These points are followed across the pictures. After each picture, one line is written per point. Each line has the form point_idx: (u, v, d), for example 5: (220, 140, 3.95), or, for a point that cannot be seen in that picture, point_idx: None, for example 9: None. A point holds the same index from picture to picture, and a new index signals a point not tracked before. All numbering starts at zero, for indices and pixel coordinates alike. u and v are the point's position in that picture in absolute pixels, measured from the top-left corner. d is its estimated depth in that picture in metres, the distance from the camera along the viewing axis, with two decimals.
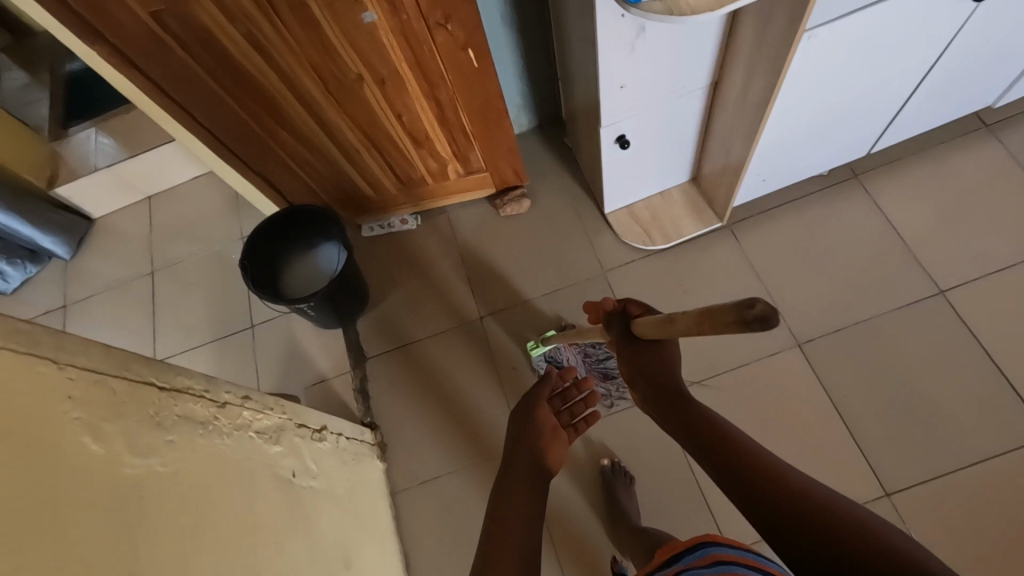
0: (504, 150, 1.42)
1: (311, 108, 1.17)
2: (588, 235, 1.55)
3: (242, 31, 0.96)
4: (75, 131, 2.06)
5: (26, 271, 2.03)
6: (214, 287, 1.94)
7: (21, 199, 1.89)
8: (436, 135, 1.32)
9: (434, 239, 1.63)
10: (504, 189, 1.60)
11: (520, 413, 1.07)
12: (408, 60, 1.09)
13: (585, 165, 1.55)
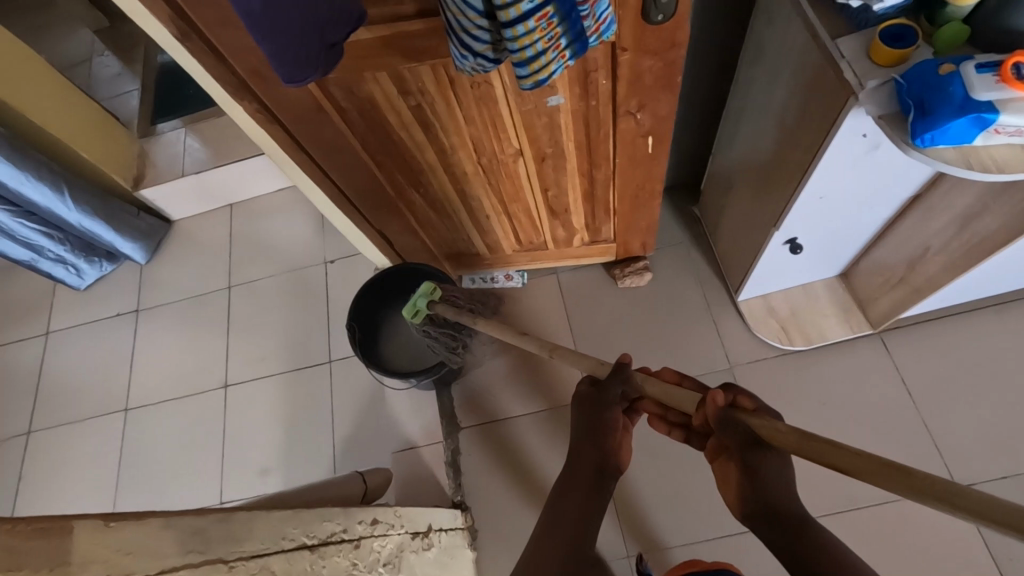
0: (641, 226, 1.29)
1: (455, 176, 1.05)
2: (714, 321, 1.41)
3: (412, 103, 0.85)
4: (165, 129, 1.97)
5: (101, 269, 1.97)
6: (290, 311, 1.84)
7: (107, 200, 1.82)
8: (576, 209, 1.19)
9: (541, 302, 1.51)
10: (625, 259, 1.47)
11: (595, 421, 0.85)
12: (578, 140, 0.95)
13: (722, 244, 1.40)
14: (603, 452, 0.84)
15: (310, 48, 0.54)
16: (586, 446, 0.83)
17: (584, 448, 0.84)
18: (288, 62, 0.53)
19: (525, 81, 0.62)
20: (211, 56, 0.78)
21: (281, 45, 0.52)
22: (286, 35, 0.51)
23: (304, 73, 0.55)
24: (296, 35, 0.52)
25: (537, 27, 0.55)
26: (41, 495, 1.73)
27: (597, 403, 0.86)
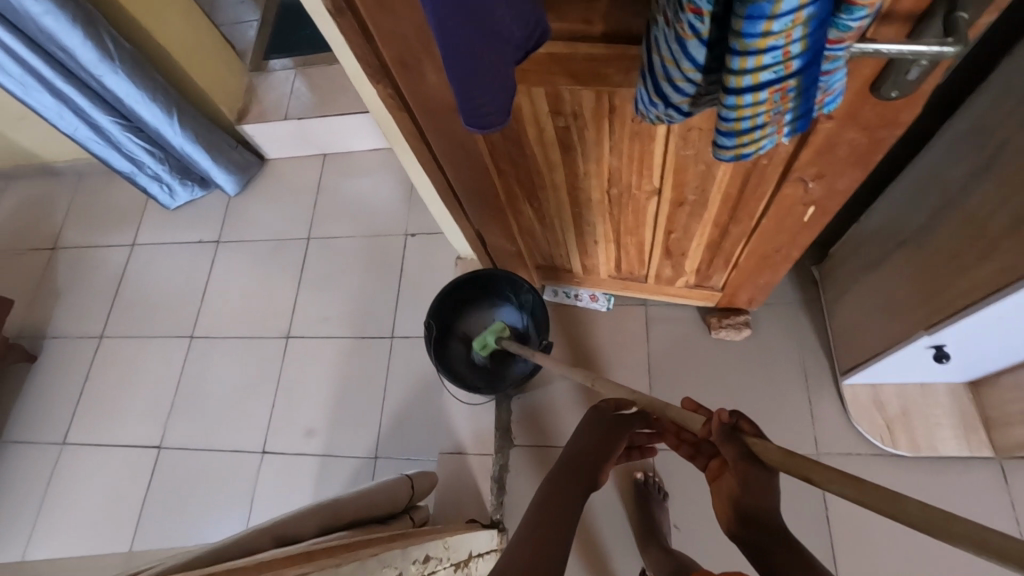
0: (758, 283, 1.16)
1: (577, 200, 0.96)
2: (810, 398, 1.28)
3: (560, 124, 0.76)
4: (276, 68, 1.94)
5: (192, 193, 1.99)
6: (363, 277, 1.81)
7: (210, 129, 1.81)
8: (694, 254, 1.08)
9: (623, 332, 1.41)
10: (725, 308, 1.35)
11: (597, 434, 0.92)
12: (728, 193, 0.84)
13: (840, 318, 1.25)
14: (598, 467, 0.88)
15: (502, 99, 0.53)
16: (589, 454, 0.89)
17: (586, 451, 0.90)
18: (476, 114, 0.53)
19: (722, 151, 0.52)
20: (359, 35, 0.71)
21: (472, 100, 0.51)
22: (479, 94, 0.51)
23: (497, 120, 0.55)
24: (484, 94, 0.51)
25: (767, 101, 0.45)
26: (104, 399, 1.82)
27: (606, 422, 0.94)
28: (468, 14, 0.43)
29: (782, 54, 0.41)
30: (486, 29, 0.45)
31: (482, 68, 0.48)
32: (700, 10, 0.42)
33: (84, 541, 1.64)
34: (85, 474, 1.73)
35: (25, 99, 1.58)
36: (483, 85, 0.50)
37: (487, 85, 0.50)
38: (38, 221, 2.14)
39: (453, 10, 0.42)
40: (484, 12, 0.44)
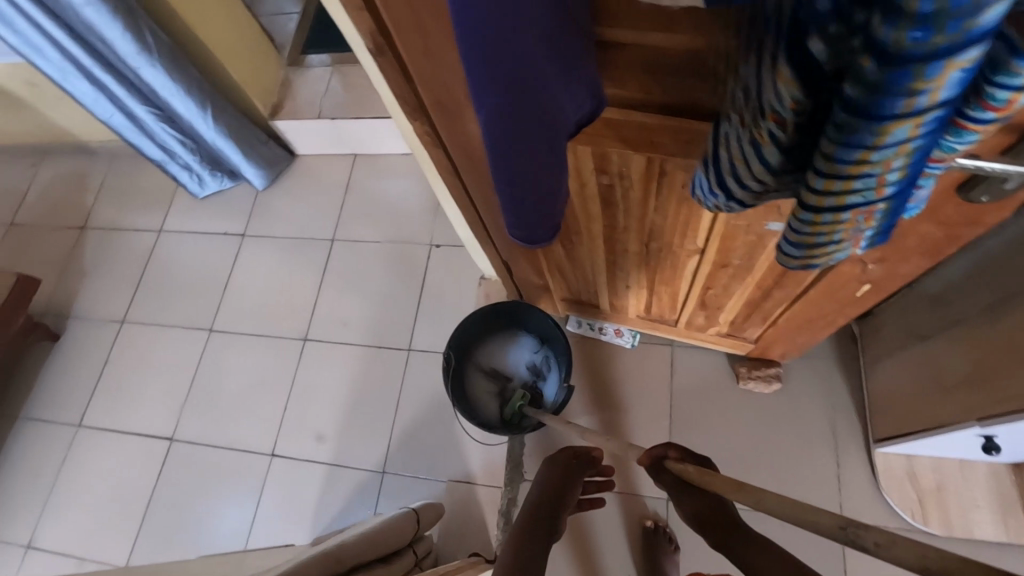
0: (795, 341, 1.10)
1: (613, 248, 0.92)
2: (838, 461, 1.22)
3: (604, 182, 0.71)
4: (313, 64, 1.91)
5: (221, 184, 1.98)
6: (384, 285, 1.78)
7: (242, 123, 1.80)
8: (730, 309, 1.03)
9: (646, 372, 1.36)
10: (756, 358, 1.28)
11: (556, 482, 0.98)
12: (776, 262, 0.79)
13: (879, 382, 1.19)
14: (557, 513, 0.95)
15: (555, 213, 0.48)
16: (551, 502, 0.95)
17: (545, 499, 0.96)
18: (524, 228, 0.49)
19: (788, 255, 0.47)
20: (399, 76, 0.66)
21: (522, 216, 0.47)
22: (530, 211, 0.46)
23: (547, 233, 0.50)
24: (537, 208, 0.46)
25: (849, 221, 0.40)
26: (121, 385, 1.83)
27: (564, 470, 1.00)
28: (526, 140, 0.38)
29: (876, 182, 0.36)
30: (545, 153, 0.40)
31: (536, 186, 0.43)
32: (785, 121, 0.36)
33: (91, 525, 1.66)
34: (98, 458, 1.74)
35: (63, 84, 1.58)
36: (535, 202, 0.45)
37: (540, 201, 0.45)
38: (70, 199, 2.16)
39: (509, 136, 0.38)
40: (545, 137, 0.39)
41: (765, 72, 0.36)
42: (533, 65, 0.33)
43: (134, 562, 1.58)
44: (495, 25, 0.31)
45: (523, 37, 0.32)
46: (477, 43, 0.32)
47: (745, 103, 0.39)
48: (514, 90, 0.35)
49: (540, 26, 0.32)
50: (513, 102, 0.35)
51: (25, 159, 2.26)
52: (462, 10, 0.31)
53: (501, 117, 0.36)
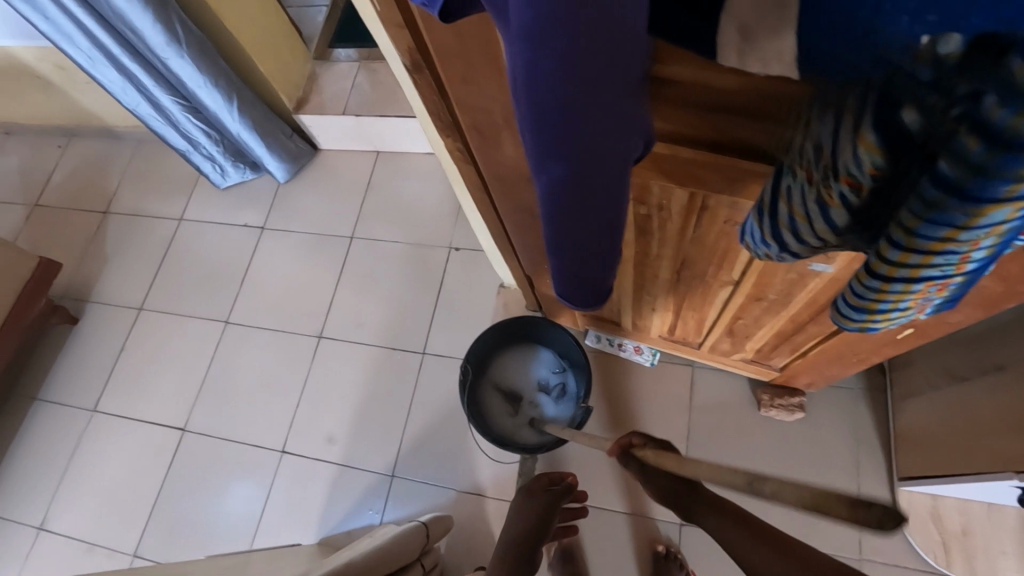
0: (824, 374, 1.07)
1: (641, 273, 0.89)
2: (860, 498, 1.18)
3: (641, 212, 0.69)
4: (340, 59, 1.89)
5: (243, 176, 1.97)
6: (401, 287, 1.76)
7: (267, 116, 1.79)
8: (758, 339, 1.00)
9: (665, 392, 1.33)
10: (779, 386, 1.25)
11: (531, 516, 1.01)
12: (815, 299, 0.76)
13: (908, 419, 1.15)
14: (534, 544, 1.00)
15: (609, 280, 0.44)
16: (528, 538, 1.00)
17: (522, 537, 1.00)
18: (575, 293, 0.45)
19: (845, 315, 0.44)
20: (435, 94, 0.64)
21: (574, 284, 0.43)
22: (584, 279, 0.42)
23: (598, 299, 0.46)
24: (593, 277, 0.42)
25: (920, 292, 0.37)
26: (137, 372, 1.84)
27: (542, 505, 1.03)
28: (587, 213, 0.35)
29: (959, 258, 0.33)
30: (605, 222, 0.36)
31: (593, 257, 0.40)
32: (859, 185, 0.34)
33: (102, 511, 1.67)
34: (111, 444, 1.75)
35: (91, 72, 1.58)
36: (592, 270, 0.41)
37: (596, 271, 0.42)
38: (94, 182, 2.17)
39: (569, 208, 0.34)
40: (608, 206, 0.35)
41: (844, 133, 0.33)
42: (604, 140, 0.30)
43: (143, 550, 1.60)
44: (569, 106, 0.27)
45: (597, 115, 0.28)
46: (540, 115, 0.28)
47: (813, 160, 0.36)
48: (582, 165, 0.31)
49: (617, 103, 0.28)
50: (578, 178, 0.32)
51: (52, 141, 2.28)
52: (532, 90, 0.27)
53: (564, 190, 0.33)
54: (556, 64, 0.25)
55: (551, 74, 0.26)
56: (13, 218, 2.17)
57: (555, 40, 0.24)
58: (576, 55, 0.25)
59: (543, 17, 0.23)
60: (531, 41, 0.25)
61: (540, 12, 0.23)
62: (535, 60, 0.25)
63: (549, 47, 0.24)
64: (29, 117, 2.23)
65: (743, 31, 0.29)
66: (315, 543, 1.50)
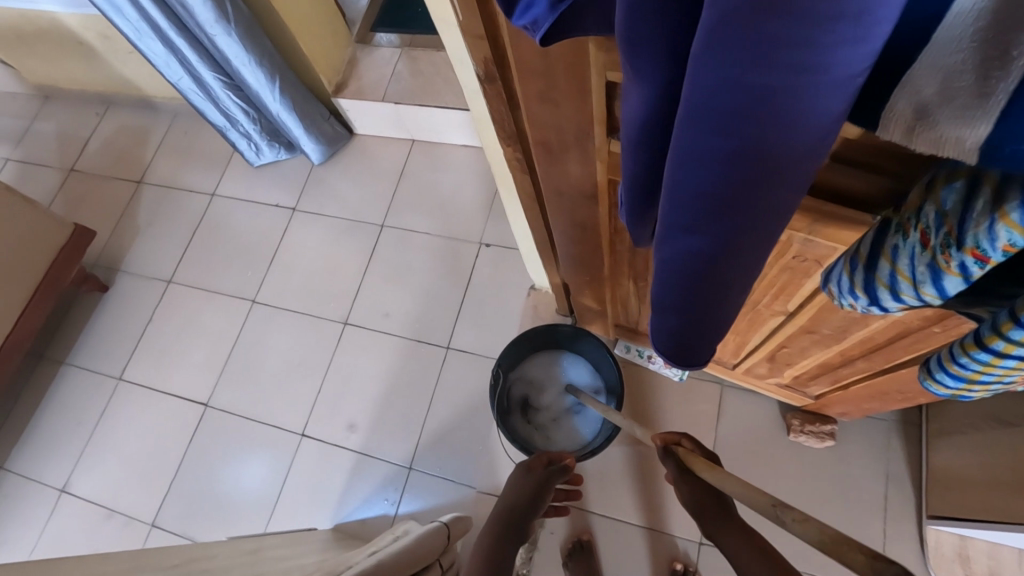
0: (862, 407, 1.04)
1: None
2: (885, 533, 1.16)
3: None
4: (382, 44, 1.86)
5: (277, 155, 1.97)
6: (430, 279, 1.76)
7: (306, 98, 1.78)
8: (800, 367, 0.98)
9: (692, 409, 1.32)
10: (812, 413, 1.23)
11: (529, 489, 0.96)
12: (871, 338, 0.74)
13: (944, 459, 1.12)
14: (529, 516, 0.94)
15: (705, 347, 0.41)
16: (522, 507, 0.94)
17: (517, 507, 0.94)
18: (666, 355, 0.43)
19: (937, 380, 0.42)
20: (504, 104, 0.63)
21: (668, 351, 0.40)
22: (681, 351, 0.39)
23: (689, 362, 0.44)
24: (691, 351, 0.39)
25: None
26: (163, 344, 1.86)
27: (540, 481, 0.97)
28: (708, 292, 0.32)
29: None
30: (725, 304, 0.34)
31: (698, 332, 0.37)
32: (987, 258, 0.32)
33: (123, 479, 1.70)
34: (135, 413, 1.78)
35: (138, 44, 1.57)
36: (691, 344, 0.38)
37: (696, 346, 0.38)
38: (129, 151, 2.18)
39: (691, 285, 0.32)
40: (735, 291, 0.32)
41: (979, 206, 0.31)
42: (752, 232, 0.27)
43: (161, 520, 1.62)
44: (722, 191, 0.25)
45: (753, 207, 0.26)
46: (686, 197, 0.26)
47: (933, 226, 0.35)
48: (717, 248, 0.28)
49: (780, 203, 0.25)
50: (709, 259, 0.29)
51: (90, 107, 2.29)
52: (683, 166, 0.25)
53: (688, 267, 0.31)
54: (722, 153, 0.23)
55: (709, 160, 0.24)
56: (48, 182, 2.19)
57: (726, 128, 0.22)
58: (749, 148, 0.22)
59: (720, 105, 0.21)
60: (697, 124, 0.23)
61: (719, 99, 0.21)
62: (695, 142, 0.23)
63: (717, 133, 0.22)
64: (69, 82, 2.24)
65: (917, 109, 0.25)
66: (330, 527, 1.51)
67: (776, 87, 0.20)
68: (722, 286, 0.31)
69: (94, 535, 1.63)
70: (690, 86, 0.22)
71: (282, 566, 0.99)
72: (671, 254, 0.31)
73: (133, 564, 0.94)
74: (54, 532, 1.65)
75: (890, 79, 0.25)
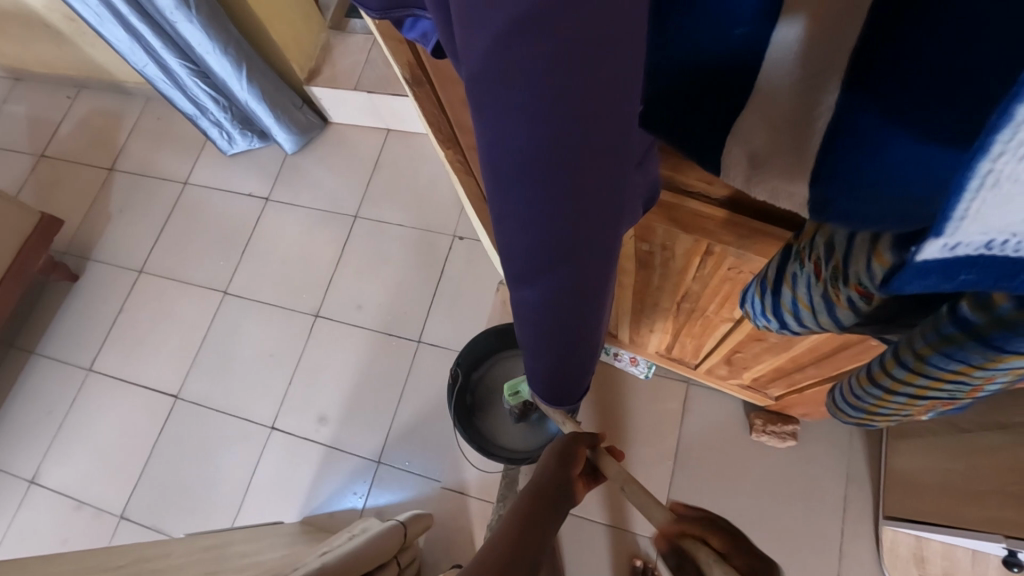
0: (820, 409, 1.04)
1: (644, 301, 0.87)
2: (843, 533, 1.17)
3: (644, 248, 0.66)
4: (356, 31, 1.80)
5: (250, 143, 1.94)
6: (403, 272, 1.74)
7: (277, 87, 1.74)
8: (757, 371, 0.97)
9: (657, 407, 1.32)
10: (774, 412, 1.23)
11: (559, 453, 0.70)
12: (816, 347, 0.72)
13: (901, 460, 1.13)
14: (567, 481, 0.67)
15: (589, 375, 0.41)
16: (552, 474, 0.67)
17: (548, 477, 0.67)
18: (551, 388, 0.41)
19: (846, 410, 0.43)
20: (436, 108, 0.61)
21: (553, 379, 0.39)
22: (563, 376, 0.38)
23: (578, 393, 0.43)
24: (573, 373, 0.38)
25: (924, 405, 0.35)
26: (134, 334, 1.84)
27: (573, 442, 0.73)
28: (569, 326, 0.31)
29: (970, 388, 0.31)
30: (587, 332, 0.33)
31: (575, 360, 0.36)
32: (869, 294, 0.31)
33: (94, 470, 1.69)
34: (106, 404, 1.77)
35: (99, 30, 1.53)
36: (569, 371, 0.38)
37: (579, 369, 0.38)
38: (103, 135, 2.14)
39: (549, 327, 0.31)
40: (589, 323, 0.31)
41: (858, 241, 0.30)
42: (590, 267, 0.26)
43: (130, 511, 1.62)
44: (550, 240, 0.24)
45: (585, 244, 0.24)
46: (519, 251, 0.25)
47: (823, 256, 0.33)
48: (563, 289, 0.27)
49: (610, 232, 0.25)
50: (557, 302, 0.28)
51: (62, 90, 2.24)
52: (504, 221, 0.23)
53: (542, 311, 0.29)
54: (537, 210, 0.22)
55: (528, 218, 0.22)
56: (19, 167, 2.14)
57: (532, 185, 0.21)
58: (563, 197, 0.21)
59: (523, 163, 0.20)
60: (506, 187, 0.21)
61: (518, 156, 0.19)
62: (512, 200, 0.22)
63: (526, 189, 0.21)
64: (39, 65, 2.19)
65: (750, 156, 0.28)
66: (298, 520, 1.51)
67: (566, 134, 0.18)
68: (578, 320, 0.30)
69: (64, 526, 1.63)
70: (485, 148, 0.20)
71: (237, 564, 0.98)
72: (522, 300, 0.29)
73: (79, 565, 0.94)
74: (26, 521, 1.66)
75: (728, 124, 0.29)
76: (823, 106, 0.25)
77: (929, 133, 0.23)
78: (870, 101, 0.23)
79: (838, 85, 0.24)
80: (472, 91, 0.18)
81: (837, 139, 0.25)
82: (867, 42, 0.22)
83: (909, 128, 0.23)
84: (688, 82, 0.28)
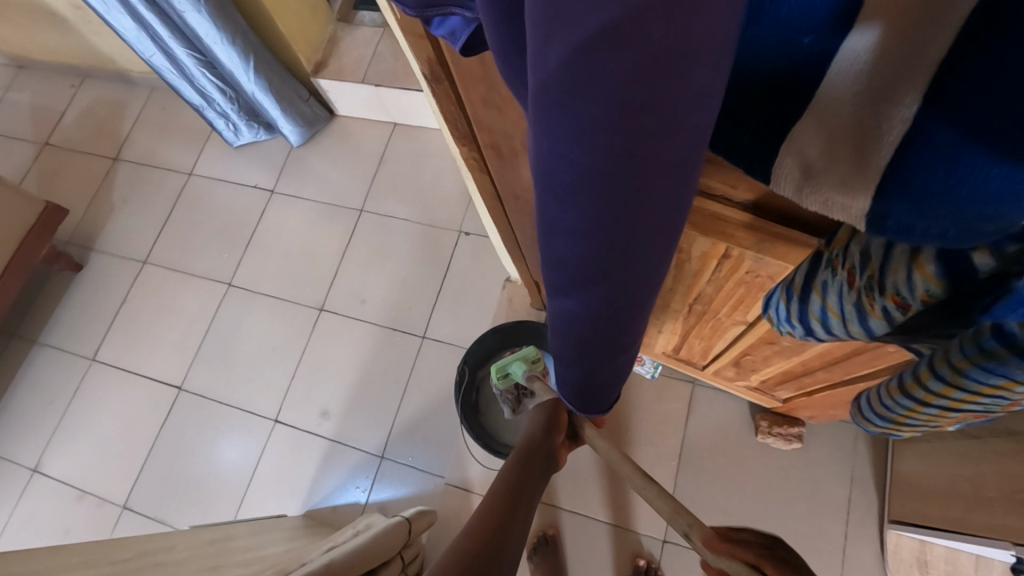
0: (829, 413, 1.04)
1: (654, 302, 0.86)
2: (847, 536, 1.17)
3: None
4: (363, 23, 1.79)
5: (256, 135, 1.93)
6: (408, 268, 1.73)
7: (283, 78, 1.73)
8: (765, 373, 0.97)
9: (662, 408, 1.31)
10: (780, 414, 1.23)
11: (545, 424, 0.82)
12: (831, 351, 0.72)
13: (907, 464, 1.13)
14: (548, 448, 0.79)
15: (617, 387, 0.41)
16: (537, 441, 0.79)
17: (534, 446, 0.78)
18: (577, 396, 0.41)
19: (873, 419, 0.44)
20: (454, 104, 0.60)
21: (580, 388, 0.39)
22: (590, 386, 0.38)
23: (604, 404, 0.43)
24: (601, 384, 0.38)
25: (956, 417, 0.35)
26: (137, 326, 1.83)
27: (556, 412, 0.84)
28: (606, 338, 0.31)
29: (1007, 402, 0.31)
30: (623, 344, 0.33)
31: (606, 370, 0.36)
32: (907, 305, 0.31)
33: (95, 461, 1.69)
34: (108, 394, 1.77)
35: (106, 18, 1.52)
36: (598, 381, 0.38)
37: (607, 380, 0.38)
38: (106, 124, 2.12)
39: (585, 337, 0.31)
40: (626, 335, 0.31)
41: (896, 253, 0.30)
42: (635, 283, 0.26)
43: (132, 502, 1.62)
44: (599, 255, 0.24)
45: (633, 262, 0.24)
46: (565, 264, 0.25)
47: (858, 265, 0.33)
48: (605, 300, 0.27)
49: (660, 252, 0.25)
50: (596, 314, 0.28)
51: (65, 78, 2.23)
52: (553, 235, 0.24)
53: (579, 321, 0.29)
54: (588, 225, 0.22)
55: (580, 232, 0.22)
56: (21, 155, 2.13)
57: (587, 200, 0.21)
58: (618, 214, 0.21)
59: (580, 178, 0.20)
60: (559, 202, 0.21)
61: (576, 171, 0.20)
62: (563, 213, 0.22)
63: (580, 204, 0.21)
64: (42, 52, 2.17)
65: (804, 166, 0.28)
66: (300, 514, 1.51)
67: (627, 151, 0.18)
68: (615, 333, 0.30)
69: (65, 516, 1.63)
70: (543, 161, 0.20)
71: (240, 559, 0.98)
72: (561, 309, 0.29)
73: (83, 558, 0.93)
74: (28, 510, 1.66)
75: (785, 132, 0.29)
76: (896, 119, 0.24)
77: (1009, 152, 0.22)
78: (949, 116, 0.23)
79: (917, 100, 0.23)
80: (541, 101, 0.18)
81: (907, 153, 0.24)
82: (956, 53, 0.22)
83: (985, 147, 0.23)
84: (751, 87, 0.28)
